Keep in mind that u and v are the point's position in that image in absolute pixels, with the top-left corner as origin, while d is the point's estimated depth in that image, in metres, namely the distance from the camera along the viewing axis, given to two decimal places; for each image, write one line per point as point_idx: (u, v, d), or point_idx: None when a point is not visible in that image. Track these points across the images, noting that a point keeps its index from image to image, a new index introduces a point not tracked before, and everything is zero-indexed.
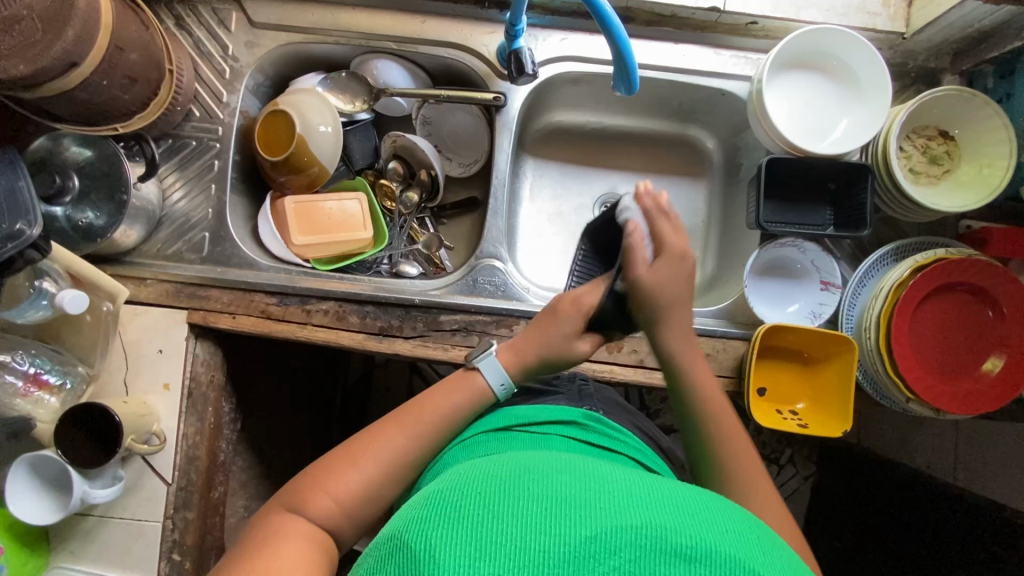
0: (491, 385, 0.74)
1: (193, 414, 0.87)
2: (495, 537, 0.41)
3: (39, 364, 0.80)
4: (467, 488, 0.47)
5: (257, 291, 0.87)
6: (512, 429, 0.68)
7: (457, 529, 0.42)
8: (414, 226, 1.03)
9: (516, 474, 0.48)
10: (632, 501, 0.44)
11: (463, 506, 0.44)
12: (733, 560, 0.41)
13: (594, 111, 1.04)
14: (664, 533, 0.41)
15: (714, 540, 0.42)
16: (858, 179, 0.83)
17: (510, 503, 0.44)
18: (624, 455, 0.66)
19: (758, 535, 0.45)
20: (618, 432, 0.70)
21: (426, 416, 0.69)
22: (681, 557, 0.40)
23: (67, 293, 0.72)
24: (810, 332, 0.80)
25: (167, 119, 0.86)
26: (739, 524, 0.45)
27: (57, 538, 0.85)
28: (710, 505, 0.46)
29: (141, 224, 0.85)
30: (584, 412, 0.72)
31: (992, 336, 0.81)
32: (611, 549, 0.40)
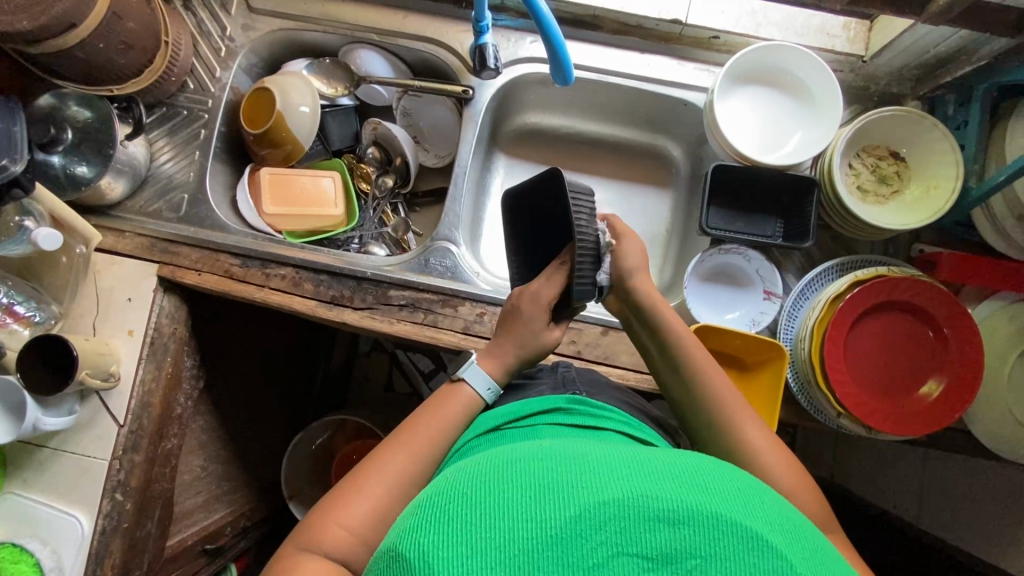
0: (480, 395, 0.72)
1: (152, 361, 0.92)
2: (481, 532, 0.37)
3: (12, 296, 0.86)
4: (450, 484, 0.43)
5: (223, 251, 0.93)
6: (503, 427, 0.65)
7: (441, 530, 0.38)
8: (387, 210, 1.08)
9: (497, 461, 0.44)
10: (612, 470, 0.41)
11: (445, 504, 0.40)
12: (715, 515, 0.38)
13: (567, 116, 1.08)
14: (646, 499, 0.38)
15: (695, 497, 0.39)
16: (806, 193, 0.84)
17: (492, 494, 0.40)
18: (611, 429, 0.62)
19: (741, 487, 0.42)
20: (603, 408, 0.66)
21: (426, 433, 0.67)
22: (664, 522, 0.37)
23: (42, 230, 0.79)
24: (742, 336, 0.80)
25: (161, 88, 0.94)
26: (724, 480, 0.42)
27: (13, 465, 0.90)
28: (693, 465, 0.43)
29: (126, 179, 0.92)
30: (570, 396, 0.67)
31: (937, 360, 0.80)
32: (596, 524, 0.37)
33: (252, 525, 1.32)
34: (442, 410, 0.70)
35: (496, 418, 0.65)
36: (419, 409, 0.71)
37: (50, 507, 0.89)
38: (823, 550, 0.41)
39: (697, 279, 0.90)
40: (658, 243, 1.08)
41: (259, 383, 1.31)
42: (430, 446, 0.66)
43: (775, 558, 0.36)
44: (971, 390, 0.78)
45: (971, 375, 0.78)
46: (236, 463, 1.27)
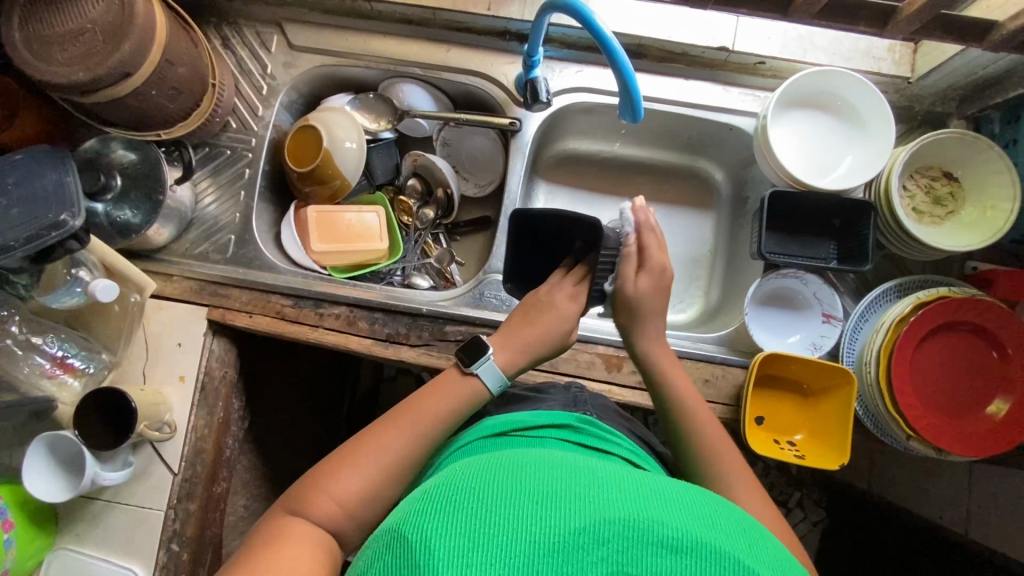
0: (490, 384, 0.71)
1: (204, 407, 0.90)
2: (486, 528, 0.40)
3: (67, 348, 0.85)
4: (461, 479, 0.46)
5: (275, 292, 0.92)
6: (509, 433, 0.66)
7: (450, 519, 0.41)
8: (428, 241, 1.07)
9: (506, 466, 0.47)
10: (620, 495, 0.43)
11: (454, 497, 0.43)
12: (719, 551, 0.39)
13: (607, 141, 1.08)
14: (651, 524, 0.40)
15: (705, 533, 0.40)
16: (862, 216, 0.84)
17: (499, 494, 0.43)
18: (618, 454, 0.64)
19: (745, 529, 0.44)
20: (612, 433, 0.69)
21: (426, 419, 0.67)
22: (665, 548, 0.39)
23: (100, 282, 0.77)
24: (809, 363, 0.80)
25: (206, 129, 0.92)
26: (730, 520, 0.44)
27: (64, 519, 0.88)
28: (705, 503, 0.45)
29: (173, 223, 0.90)
30: (578, 416, 0.70)
31: (1005, 383, 0.80)
32: (600, 539, 0.39)
33: None
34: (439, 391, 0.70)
35: (504, 423, 0.66)
36: (420, 389, 0.70)
37: (104, 561, 0.87)
38: None
39: (754, 304, 0.90)
40: (702, 265, 1.08)
41: (296, 416, 1.30)
42: (428, 427, 0.66)
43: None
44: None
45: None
46: (276, 499, 1.25)
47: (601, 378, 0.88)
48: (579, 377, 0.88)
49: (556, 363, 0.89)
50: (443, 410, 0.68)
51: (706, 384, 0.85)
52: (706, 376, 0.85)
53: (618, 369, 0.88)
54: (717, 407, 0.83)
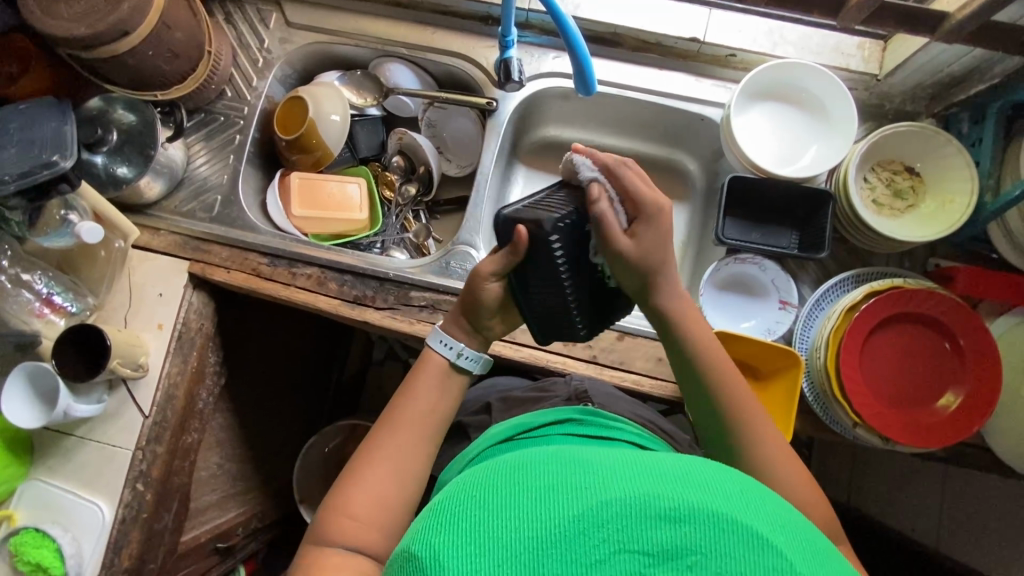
0: (443, 353, 0.71)
1: (179, 354, 0.95)
2: (490, 532, 0.41)
3: (52, 287, 0.90)
4: (462, 489, 0.47)
5: (252, 251, 0.96)
6: (515, 436, 0.68)
7: (456, 529, 0.41)
8: (409, 216, 1.11)
9: (508, 465, 0.47)
10: (616, 471, 0.43)
11: (456, 508, 0.44)
12: (716, 514, 0.40)
13: (586, 129, 1.11)
14: (647, 499, 0.40)
15: (699, 497, 0.41)
16: (820, 206, 0.86)
17: (502, 497, 0.43)
18: (621, 438, 0.66)
19: (743, 487, 0.44)
20: (612, 421, 0.71)
21: (418, 415, 0.68)
22: (664, 520, 0.39)
23: (85, 224, 0.83)
24: (759, 343, 0.81)
25: (201, 95, 0.98)
26: (728, 481, 0.44)
27: (39, 452, 0.92)
28: (700, 467, 0.45)
29: (164, 180, 0.96)
30: (581, 410, 0.73)
31: (959, 377, 0.80)
32: (599, 521, 0.40)
33: (263, 526, 1.33)
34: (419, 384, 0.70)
35: (508, 430, 0.68)
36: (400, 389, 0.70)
37: (72, 495, 0.91)
38: (827, 550, 0.42)
39: (713, 289, 0.92)
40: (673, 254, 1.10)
41: (277, 385, 1.33)
42: (425, 425, 0.68)
43: (775, 557, 0.38)
44: (989, 408, 0.77)
45: (988, 393, 0.78)
46: (253, 463, 1.28)
47: (558, 350, 0.90)
48: (537, 348, 0.90)
49: (516, 333, 0.91)
50: (434, 401, 0.69)
51: None
52: None
53: (573, 343, 0.90)
54: None
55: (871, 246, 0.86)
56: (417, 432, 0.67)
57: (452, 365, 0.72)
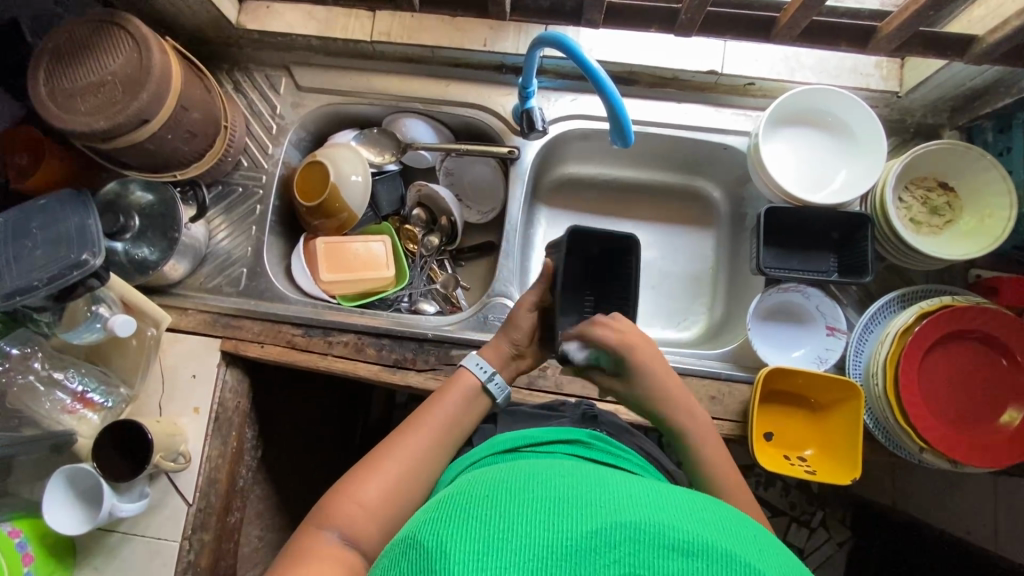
0: (477, 375, 0.74)
1: (218, 437, 0.92)
2: (496, 529, 0.39)
3: (86, 383, 0.87)
4: (473, 488, 0.46)
5: (285, 322, 0.94)
6: (521, 448, 0.65)
7: (461, 527, 0.40)
8: (434, 267, 1.10)
9: (520, 473, 0.46)
10: (632, 498, 0.42)
11: (461, 505, 0.43)
12: (733, 555, 0.37)
13: (605, 165, 1.10)
14: (663, 527, 0.38)
15: (717, 536, 0.38)
16: (858, 229, 0.85)
17: (512, 502, 0.42)
18: (628, 467, 0.64)
19: (766, 541, 0.41)
20: (622, 450, 0.69)
21: (439, 419, 0.70)
22: (678, 551, 0.37)
23: (118, 318, 0.81)
24: (816, 376, 0.80)
25: (219, 168, 0.97)
26: (749, 530, 0.42)
27: (82, 552, 0.89)
28: (715, 508, 0.43)
29: (188, 259, 0.94)
30: (589, 432, 0.70)
31: (993, 420, 0.79)
32: (609, 543, 0.37)
33: None
34: (445, 399, 0.73)
35: (516, 439, 0.64)
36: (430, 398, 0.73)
37: None
38: None
39: (757, 319, 0.91)
40: (704, 283, 1.09)
41: (308, 445, 1.30)
42: (444, 430, 0.69)
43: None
44: (1016, 456, 0.76)
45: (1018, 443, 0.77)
46: (293, 529, 1.25)
47: (608, 397, 0.89)
48: (586, 397, 0.89)
49: (563, 383, 0.90)
50: (456, 416, 0.71)
51: (713, 401, 0.85)
52: (712, 393, 0.85)
53: None
54: (725, 423, 0.83)
55: (916, 265, 0.85)
56: (436, 440, 0.68)
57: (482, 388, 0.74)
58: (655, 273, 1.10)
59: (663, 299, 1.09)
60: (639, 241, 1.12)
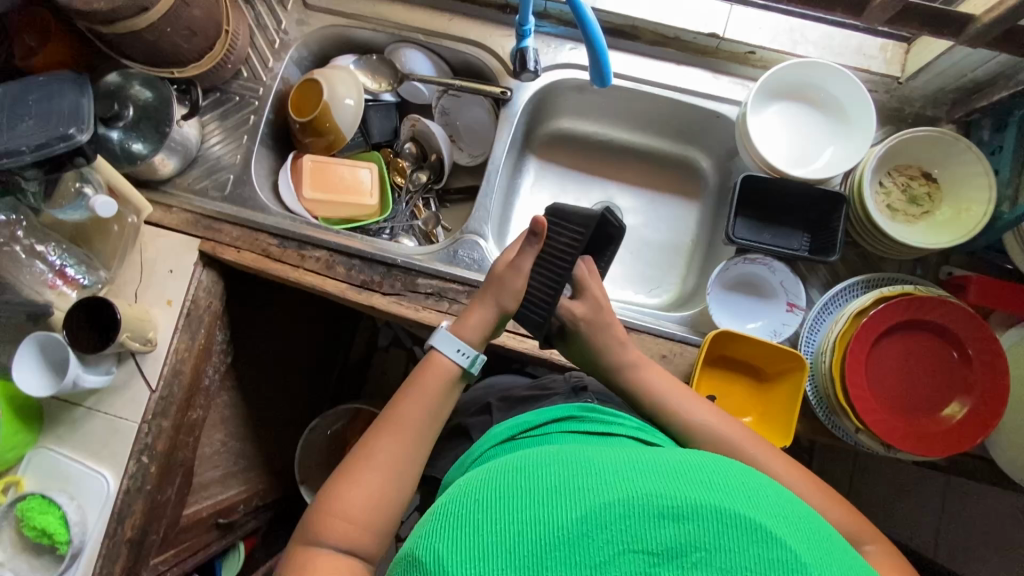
0: (458, 362, 0.74)
1: (187, 331, 0.96)
2: (496, 536, 0.45)
3: (66, 259, 0.91)
4: (467, 491, 0.51)
5: (263, 231, 0.97)
6: (516, 437, 0.69)
7: (459, 536, 0.45)
8: (419, 204, 1.12)
9: (510, 468, 0.51)
10: (616, 473, 0.47)
11: (459, 515, 0.48)
12: (717, 508, 0.44)
13: (600, 123, 1.11)
14: (649, 498, 0.45)
15: (701, 495, 0.45)
16: (833, 208, 0.85)
17: (504, 503, 0.47)
18: (624, 435, 0.65)
19: (743, 482, 0.49)
20: (613, 415, 0.69)
21: (411, 419, 0.70)
22: (666, 518, 0.43)
23: (100, 198, 0.84)
24: (763, 344, 0.80)
25: (218, 74, 0.99)
26: (729, 477, 0.49)
27: (48, 420, 0.94)
28: (696, 465, 0.50)
29: (178, 157, 0.97)
30: (582, 405, 0.71)
31: (925, 415, 0.79)
32: (601, 523, 0.44)
33: (262, 504, 1.35)
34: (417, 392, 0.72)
35: (510, 429, 0.70)
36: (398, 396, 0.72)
37: (79, 464, 0.92)
38: (827, 535, 0.48)
39: (720, 288, 0.92)
40: (682, 254, 1.09)
41: (282, 365, 1.35)
42: (419, 428, 0.70)
43: (776, 550, 0.42)
44: (939, 450, 0.76)
45: (945, 440, 0.77)
46: (255, 442, 1.30)
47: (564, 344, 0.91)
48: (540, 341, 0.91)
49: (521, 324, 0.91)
50: (429, 405, 0.71)
51: (663, 359, 0.86)
52: (664, 351, 0.86)
53: None
54: None
55: (887, 252, 0.85)
56: (412, 436, 0.69)
57: (462, 372, 0.75)
58: (635, 238, 1.11)
59: (639, 264, 1.10)
60: (624, 206, 1.12)
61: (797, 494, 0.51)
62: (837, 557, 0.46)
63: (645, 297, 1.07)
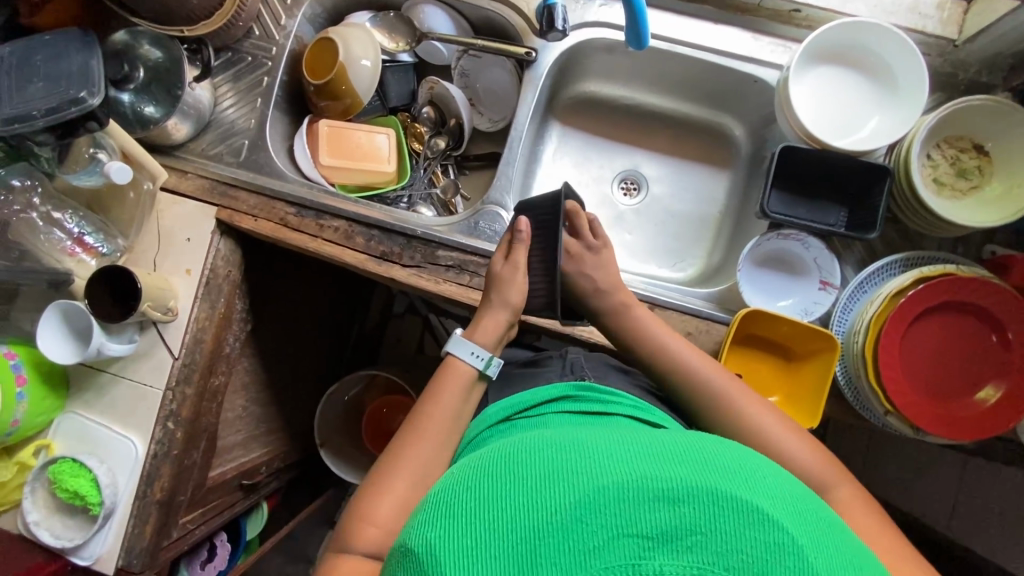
0: (473, 364, 0.76)
1: (207, 300, 0.95)
2: (488, 526, 0.44)
3: (83, 227, 0.90)
4: (460, 480, 0.50)
5: (280, 199, 0.94)
6: (513, 417, 0.70)
7: (453, 525, 0.45)
8: (437, 171, 1.09)
9: (503, 456, 0.51)
10: (611, 459, 0.47)
11: (452, 505, 0.47)
12: (713, 490, 0.43)
13: (628, 86, 1.06)
14: (643, 482, 0.44)
15: (698, 478, 0.44)
16: (876, 181, 0.80)
17: (497, 491, 0.46)
18: (620, 413, 0.67)
19: (739, 463, 0.48)
20: (610, 393, 0.70)
21: (440, 427, 0.72)
22: (661, 502, 0.42)
23: (114, 164, 0.81)
24: (795, 324, 0.78)
25: (228, 32, 0.94)
26: (725, 460, 0.48)
27: (74, 386, 0.95)
28: (690, 447, 0.49)
29: (191, 121, 0.94)
30: (578, 383, 0.72)
31: (959, 398, 0.77)
32: (594, 508, 0.43)
33: (283, 466, 1.39)
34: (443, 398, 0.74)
35: (505, 409, 0.70)
36: (424, 398, 0.74)
37: (107, 429, 0.94)
38: (824, 517, 0.47)
39: (750, 264, 0.89)
40: (709, 226, 1.05)
41: (300, 331, 1.35)
42: (447, 433, 0.72)
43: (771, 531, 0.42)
44: (970, 435, 0.75)
45: (977, 425, 0.76)
46: (274, 406, 1.32)
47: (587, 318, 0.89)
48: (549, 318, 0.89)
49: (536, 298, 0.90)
50: (456, 411, 0.74)
51: (689, 336, 0.85)
52: (689, 328, 0.85)
53: None
54: None
55: (930, 229, 0.81)
56: (441, 441, 0.71)
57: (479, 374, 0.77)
58: (660, 209, 1.07)
59: (663, 236, 1.07)
60: (650, 174, 1.09)
61: (794, 476, 0.51)
62: (831, 536, 0.45)
63: (667, 271, 1.05)
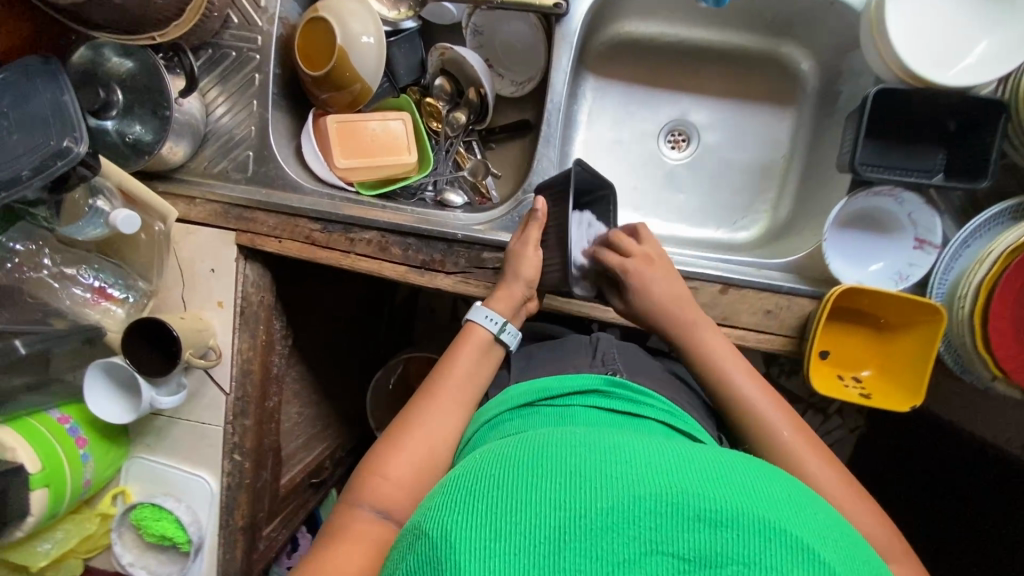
0: (488, 328, 0.73)
1: (246, 330, 0.89)
2: (507, 515, 0.38)
3: (102, 278, 0.84)
4: (478, 465, 0.45)
5: (302, 216, 0.85)
6: (537, 403, 0.62)
7: (467, 510, 0.39)
8: (461, 149, 0.97)
9: (528, 447, 0.45)
10: (651, 465, 0.41)
11: (469, 488, 0.41)
12: (764, 520, 0.37)
13: (671, 22, 0.91)
14: (684, 495, 0.38)
15: (746, 502, 0.38)
16: (987, 119, 0.68)
17: (519, 483, 0.40)
18: (651, 418, 0.60)
19: (791, 493, 0.42)
20: (644, 390, 0.64)
21: (455, 391, 0.69)
22: (705, 521, 0.36)
23: (119, 212, 0.73)
24: (892, 297, 0.71)
25: (204, 28, 0.81)
26: (776, 487, 0.42)
27: (134, 432, 0.94)
28: (735, 468, 0.43)
29: (187, 140, 0.83)
30: (609, 377, 0.65)
31: None
32: (630, 518, 0.37)
33: (344, 454, 1.40)
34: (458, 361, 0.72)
35: (530, 394, 0.62)
36: (440, 362, 0.72)
37: (177, 468, 0.93)
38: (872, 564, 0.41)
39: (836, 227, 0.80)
40: (773, 175, 0.94)
41: (338, 326, 1.31)
42: (460, 399, 0.69)
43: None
44: None
45: None
46: (325, 404, 1.31)
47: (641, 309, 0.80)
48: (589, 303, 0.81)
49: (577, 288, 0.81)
50: (472, 377, 0.71)
51: (769, 314, 0.77)
52: (770, 306, 0.77)
53: None
54: (778, 339, 0.77)
55: None
56: (456, 405, 0.68)
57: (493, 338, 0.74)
58: (716, 162, 0.95)
59: (721, 193, 0.95)
60: (701, 122, 0.96)
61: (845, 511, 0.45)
62: None
63: (728, 232, 0.94)
